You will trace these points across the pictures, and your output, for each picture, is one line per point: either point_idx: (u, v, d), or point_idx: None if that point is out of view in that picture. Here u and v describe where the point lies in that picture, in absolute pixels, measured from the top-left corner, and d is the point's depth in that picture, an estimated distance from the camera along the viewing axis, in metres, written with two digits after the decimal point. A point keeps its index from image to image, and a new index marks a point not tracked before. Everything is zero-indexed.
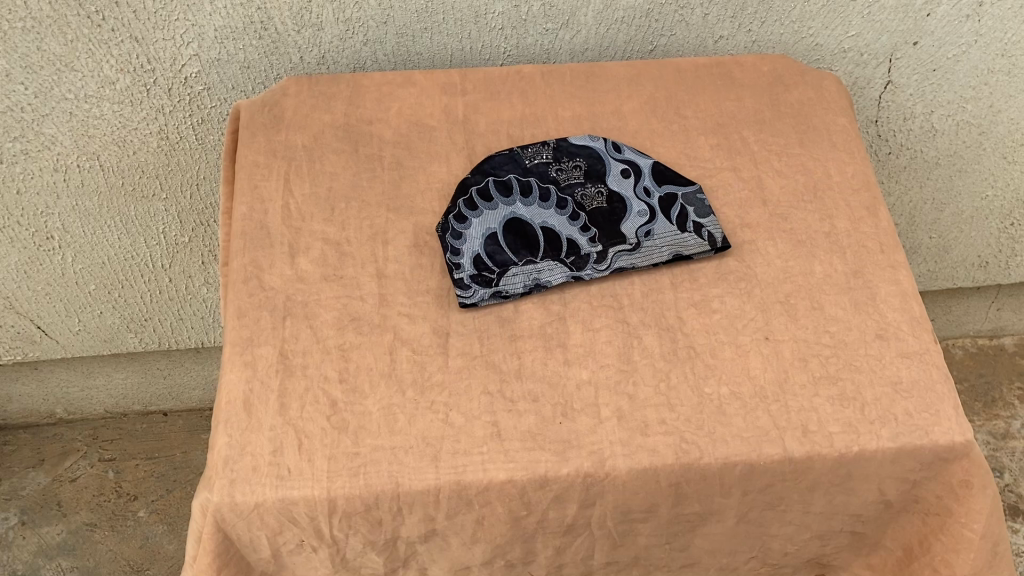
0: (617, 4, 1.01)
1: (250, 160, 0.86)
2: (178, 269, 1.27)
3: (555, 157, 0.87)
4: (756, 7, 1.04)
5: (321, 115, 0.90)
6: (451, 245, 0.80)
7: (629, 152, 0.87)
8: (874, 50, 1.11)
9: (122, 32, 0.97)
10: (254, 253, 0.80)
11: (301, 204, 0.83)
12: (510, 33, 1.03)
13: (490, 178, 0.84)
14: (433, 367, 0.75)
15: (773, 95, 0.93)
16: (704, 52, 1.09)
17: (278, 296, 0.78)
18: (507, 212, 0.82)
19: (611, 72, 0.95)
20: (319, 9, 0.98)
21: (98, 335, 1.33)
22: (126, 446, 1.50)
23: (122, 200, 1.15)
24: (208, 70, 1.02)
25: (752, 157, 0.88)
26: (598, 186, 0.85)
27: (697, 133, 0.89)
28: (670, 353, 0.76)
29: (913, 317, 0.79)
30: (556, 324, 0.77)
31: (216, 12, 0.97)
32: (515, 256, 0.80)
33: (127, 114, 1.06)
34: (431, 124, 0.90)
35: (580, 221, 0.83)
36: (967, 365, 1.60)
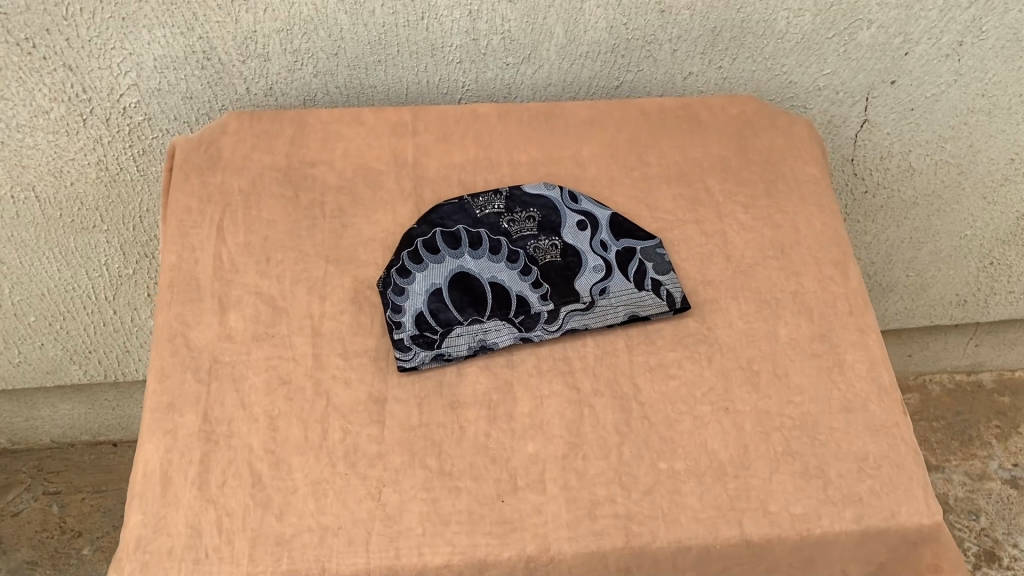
0: (581, 39, 0.97)
1: (182, 204, 0.80)
2: (123, 301, 1.21)
3: (507, 207, 0.81)
4: (727, 43, 0.99)
5: (261, 156, 0.84)
6: (392, 302, 0.75)
7: (586, 202, 0.82)
8: (851, 89, 1.06)
9: (54, 60, 0.91)
10: (181, 308, 0.75)
11: (234, 254, 0.78)
12: (469, 67, 0.98)
13: (437, 228, 0.79)
14: (367, 437, 0.69)
15: (741, 140, 0.88)
16: (673, 89, 1.04)
17: (203, 356, 0.73)
18: (454, 266, 0.77)
19: (571, 113, 0.90)
20: (265, 39, 0.92)
21: (40, 366, 1.27)
22: (73, 478, 1.43)
23: (60, 232, 1.09)
24: (148, 100, 0.97)
25: (716, 209, 0.83)
26: (552, 238, 0.80)
27: (659, 182, 0.85)
28: (623, 424, 0.71)
29: (880, 387, 0.75)
30: (502, 391, 0.72)
31: (155, 41, 0.91)
32: (460, 314, 0.75)
33: (63, 144, 1.00)
34: (378, 168, 0.84)
35: (531, 276, 0.78)
36: (944, 402, 1.55)
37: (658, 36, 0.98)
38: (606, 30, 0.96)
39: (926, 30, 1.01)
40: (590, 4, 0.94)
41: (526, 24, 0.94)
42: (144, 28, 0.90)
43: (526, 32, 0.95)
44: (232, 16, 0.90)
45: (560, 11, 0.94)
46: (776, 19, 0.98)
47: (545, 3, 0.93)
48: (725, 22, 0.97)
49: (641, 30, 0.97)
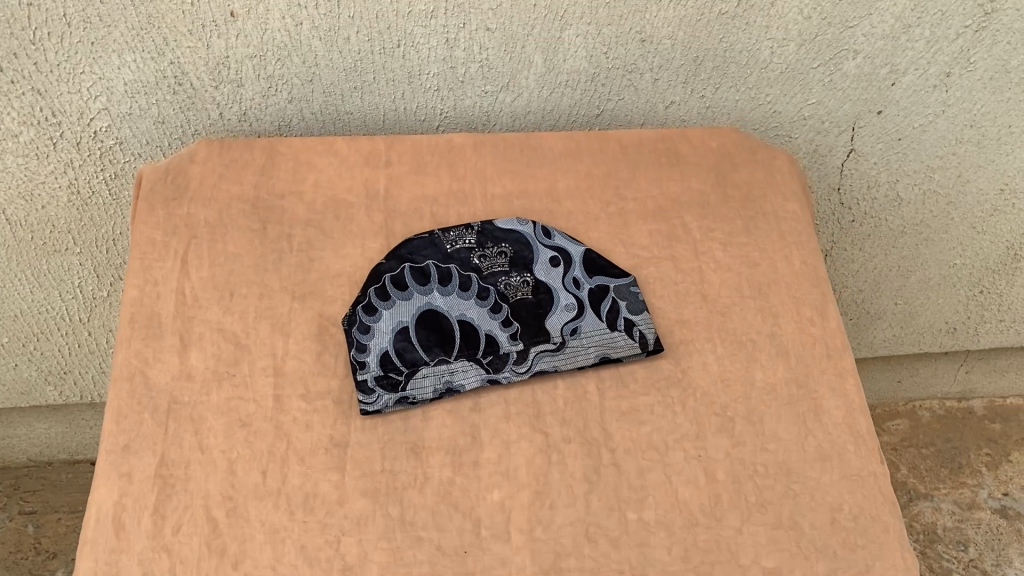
0: (561, 68, 0.95)
1: (146, 236, 0.78)
2: (97, 322, 1.19)
3: (479, 242, 0.80)
4: (709, 73, 0.98)
5: (229, 187, 0.82)
6: (357, 340, 0.73)
7: (560, 237, 0.80)
8: (837, 118, 1.05)
9: (22, 84, 0.90)
10: (140, 345, 0.73)
11: (197, 289, 0.76)
12: (446, 94, 0.96)
13: (406, 264, 0.77)
14: (328, 484, 0.67)
15: (721, 175, 0.87)
16: (655, 118, 1.02)
17: (162, 396, 0.71)
18: (422, 304, 0.75)
19: (548, 145, 0.88)
20: (238, 65, 0.91)
21: (14, 387, 1.25)
22: (49, 498, 1.41)
23: (33, 254, 1.08)
24: (119, 124, 0.95)
25: (693, 246, 0.81)
26: (523, 275, 0.78)
27: (635, 217, 0.83)
28: (591, 472, 0.69)
29: (857, 434, 0.73)
30: (468, 436, 0.70)
31: (125, 65, 0.90)
32: (427, 354, 0.73)
33: (33, 167, 0.98)
34: (349, 200, 0.83)
35: (501, 314, 0.76)
36: (934, 429, 1.53)
37: (639, 65, 0.96)
38: (586, 59, 0.95)
39: (912, 61, 0.99)
40: (569, 33, 0.92)
41: (504, 52, 0.93)
42: (114, 53, 0.88)
43: (505, 60, 0.94)
44: (203, 41, 0.88)
45: (539, 39, 0.92)
46: (760, 49, 0.96)
47: (524, 32, 0.91)
48: (708, 51, 0.95)
49: (621, 59, 0.95)
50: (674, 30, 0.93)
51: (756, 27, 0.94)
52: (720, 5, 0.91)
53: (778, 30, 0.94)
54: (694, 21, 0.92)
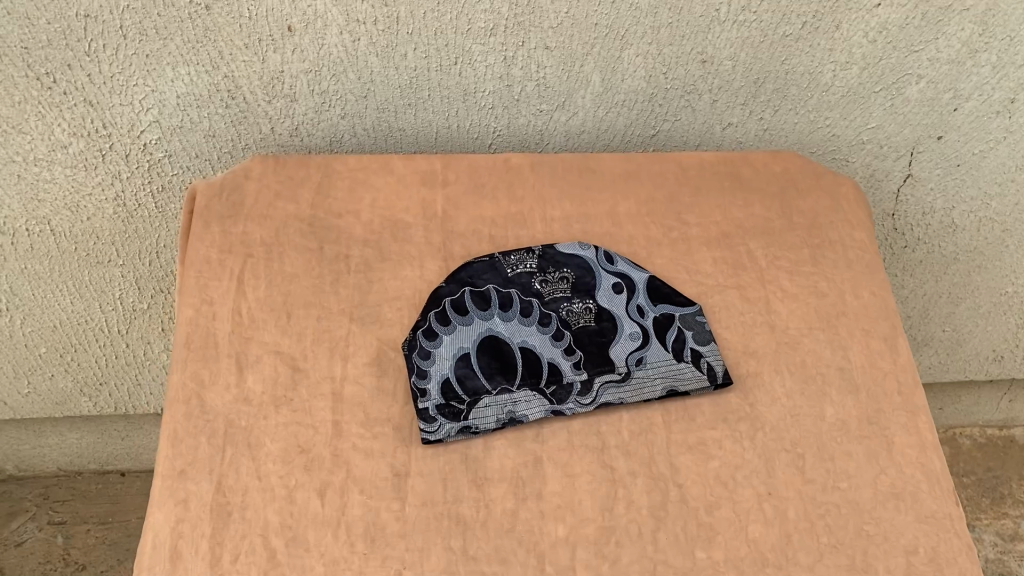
0: (619, 88, 0.93)
1: (201, 254, 0.77)
2: (136, 334, 1.18)
3: (540, 266, 0.78)
4: (769, 95, 0.96)
5: (285, 205, 0.81)
6: (418, 366, 0.71)
7: (622, 263, 0.79)
8: (896, 143, 1.02)
9: (75, 95, 0.89)
10: (197, 366, 0.71)
11: (254, 309, 0.75)
12: (501, 112, 0.95)
13: (466, 288, 0.76)
14: (388, 515, 0.65)
15: (785, 201, 0.85)
16: (711, 139, 1.00)
17: (218, 421, 0.69)
18: (483, 329, 0.74)
19: (607, 166, 0.86)
20: (292, 80, 0.90)
21: (50, 397, 1.24)
22: (78, 508, 1.39)
23: (75, 265, 1.06)
24: (169, 137, 0.94)
25: (759, 274, 0.79)
26: (586, 301, 0.76)
27: (699, 244, 0.81)
28: (659, 508, 0.67)
29: (931, 473, 0.71)
30: (531, 467, 0.68)
31: (179, 78, 0.88)
32: (488, 382, 0.71)
33: (80, 179, 0.97)
34: (406, 220, 0.81)
35: (564, 342, 0.74)
36: (975, 457, 1.50)
37: (698, 86, 0.94)
38: (645, 79, 0.93)
39: (977, 86, 0.97)
40: (629, 52, 0.90)
41: (562, 71, 0.91)
42: (168, 66, 0.87)
43: (562, 79, 0.92)
44: (259, 56, 0.87)
45: (598, 59, 0.90)
46: (822, 71, 0.94)
47: (583, 51, 0.90)
48: (769, 73, 0.93)
49: (681, 79, 0.93)
50: (736, 51, 0.91)
51: (820, 50, 0.92)
52: (785, 27, 0.89)
53: (842, 53, 0.92)
54: (757, 42, 0.90)
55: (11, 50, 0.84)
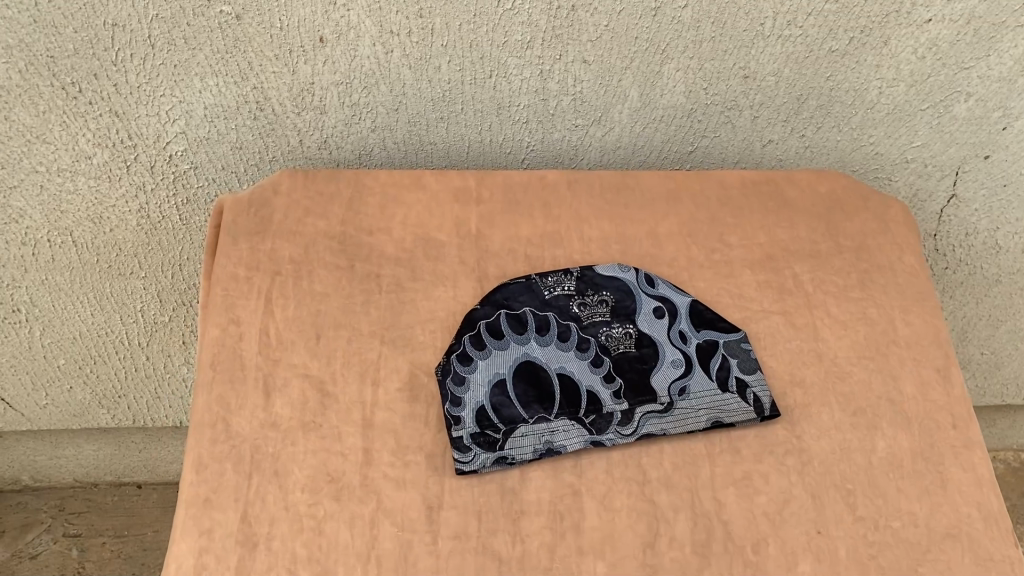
0: (657, 103, 0.91)
1: (229, 271, 0.75)
2: (156, 347, 1.16)
3: (579, 289, 0.76)
4: (812, 111, 0.93)
5: (315, 222, 0.79)
6: (452, 393, 0.69)
7: (663, 286, 0.76)
8: (941, 162, 0.99)
9: (100, 105, 0.87)
10: (223, 389, 0.69)
11: (282, 329, 0.72)
12: (535, 127, 0.93)
13: (502, 310, 0.73)
14: (419, 548, 0.62)
15: (832, 224, 0.82)
16: (750, 157, 0.98)
17: (245, 446, 0.66)
18: (520, 354, 0.71)
19: (646, 185, 0.85)
20: (323, 92, 0.88)
21: (68, 409, 1.22)
22: (93, 521, 1.37)
23: (97, 277, 1.05)
24: (196, 148, 0.92)
25: (806, 299, 0.77)
26: (626, 326, 0.74)
27: (742, 266, 0.79)
28: (703, 545, 0.63)
29: (990, 512, 0.67)
30: (569, 499, 0.65)
31: (207, 89, 0.86)
32: (525, 411, 0.68)
33: (104, 190, 0.95)
34: (439, 238, 0.79)
35: (603, 369, 0.71)
36: (1010, 484, 1.45)
37: (739, 102, 0.91)
38: (684, 95, 0.90)
39: None
40: (669, 67, 0.88)
41: (599, 86, 0.89)
42: (196, 77, 0.85)
43: (599, 94, 0.90)
44: (290, 67, 0.85)
45: (637, 73, 0.88)
46: (868, 88, 0.91)
47: (622, 65, 0.87)
48: (813, 90, 0.91)
49: (721, 95, 0.91)
50: (779, 67, 0.88)
51: (867, 66, 0.89)
52: (831, 42, 0.86)
53: (889, 69, 0.89)
54: (801, 58, 0.88)
55: (37, 59, 0.82)
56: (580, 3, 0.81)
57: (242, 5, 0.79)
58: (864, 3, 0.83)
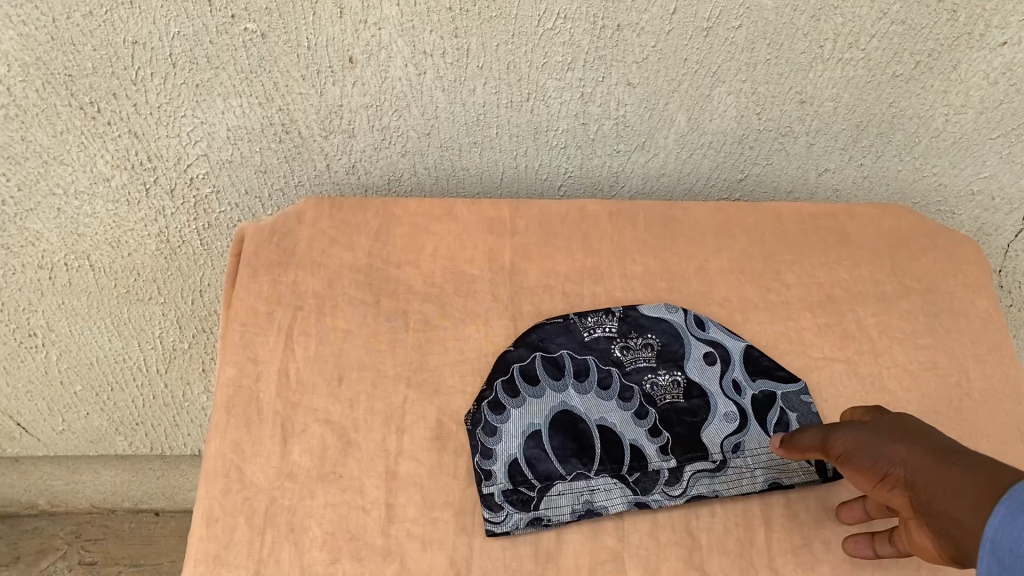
0: (706, 128, 0.86)
1: (248, 305, 0.71)
2: (175, 374, 1.12)
3: (622, 330, 0.70)
4: (873, 139, 0.87)
5: (341, 252, 0.75)
6: (482, 444, 0.63)
7: (715, 330, 0.71)
8: (1010, 194, 0.91)
9: (120, 126, 0.83)
10: (238, 434, 0.64)
11: (303, 370, 0.68)
12: (575, 152, 0.88)
13: (538, 353, 0.68)
14: None
15: (897, 262, 0.78)
16: (805, 185, 0.92)
17: (259, 498, 0.61)
18: (557, 402, 0.65)
19: (693, 218, 0.79)
20: (351, 115, 0.83)
21: (84, 436, 1.18)
22: (109, 548, 1.33)
23: (115, 302, 1.01)
24: (218, 172, 0.88)
25: (869, 345, 0.71)
26: (674, 373, 0.68)
27: (800, 308, 0.73)
28: None
29: None
30: (612, 567, 0.58)
31: (230, 110, 0.82)
32: (562, 466, 0.62)
33: (123, 214, 0.91)
34: (472, 273, 0.74)
35: (649, 421, 0.66)
36: None
37: (794, 128, 0.86)
38: (735, 120, 0.85)
39: None
40: (719, 91, 0.82)
41: (643, 110, 0.84)
42: (219, 97, 0.81)
43: (643, 118, 0.85)
44: (317, 88, 0.81)
45: (685, 97, 0.83)
46: (933, 116, 0.85)
47: (669, 88, 0.82)
48: (874, 117, 0.85)
49: (776, 121, 0.85)
50: (839, 92, 0.82)
51: (933, 92, 0.83)
52: (895, 66, 0.80)
53: (957, 96, 0.83)
54: (863, 82, 0.82)
55: (54, 77, 0.78)
56: (626, 22, 0.76)
57: (268, 23, 0.75)
58: (934, 25, 0.77)
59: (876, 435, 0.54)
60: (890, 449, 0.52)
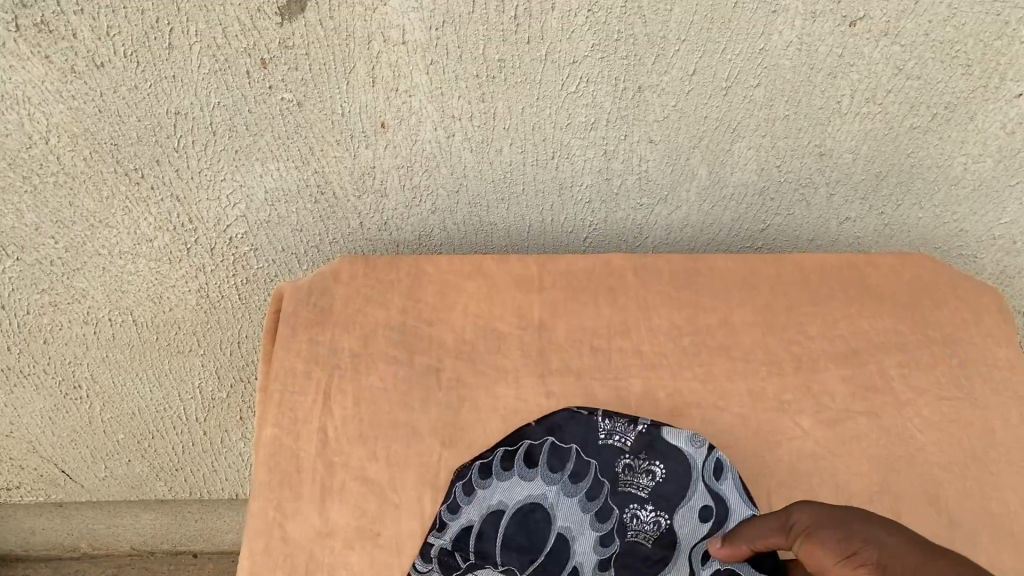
0: (727, 180, 0.88)
1: (286, 364, 0.74)
2: (214, 422, 1.15)
3: (636, 448, 0.67)
4: (892, 188, 0.89)
5: (375, 310, 0.78)
6: (454, 498, 0.65)
7: (730, 485, 0.65)
8: None
9: (162, 190, 0.86)
10: (278, 492, 0.66)
11: (340, 428, 0.70)
12: (599, 206, 0.91)
13: (550, 439, 0.68)
14: None
15: (919, 313, 0.79)
16: (826, 234, 0.94)
17: (299, 555, 0.63)
18: (536, 493, 0.65)
19: (717, 271, 0.81)
20: (384, 176, 0.87)
21: (126, 482, 1.23)
22: None
23: (156, 355, 1.05)
24: (256, 231, 0.92)
25: (893, 396, 0.73)
26: (660, 513, 0.64)
27: (825, 360, 0.75)
28: None
29: None
30: None
31: (268, 174, 0.86)
32: (500, 554, 0.62)
33: (165, 272, 0.95)
34: (502, 329, 0.77)
35: (606, 550, 0.63)
36: None
37: (814, 180, 0.88)
38: (755, 173, 0.87)
39: None
40: (739, 146, 0.84)
41: (665, 165, 0.86)
42: (257, 161, 0.84)
43: (666, 173, 0.87)
44: (350, 152, 0.84)
45: (706, 152, 0.85)
46: (952, 165, 0.86)
47: (690, 144, 0.84)
48: (893, 167, 0.87)
49: (796, 173, 0.87)
50: (857, 144, 0.84)
51: (951, 143, 0.84)
52: (913, 118, 0.82)
53: (976, 146, 0.84)
54: (881, 135, 0.84)
55: (101, 147, 0.82)
56: (647, 84, 0.78)
57: (304, 92, 0.79)
58: (949, 79, 0.78)
59: (839, 513, 0.52)
60: (857, 527, 0.50)
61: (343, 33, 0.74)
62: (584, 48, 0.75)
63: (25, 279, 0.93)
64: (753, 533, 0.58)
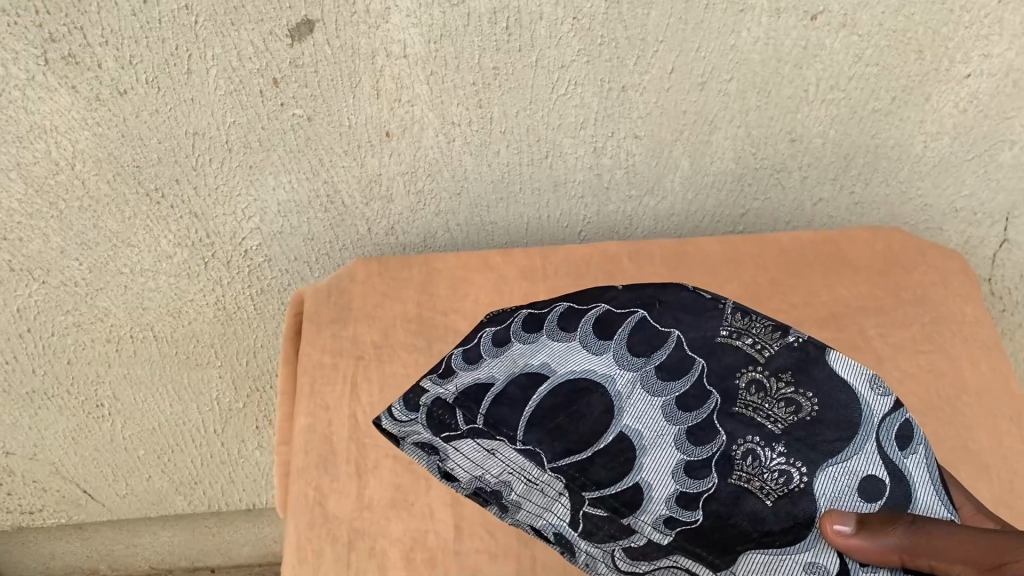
0: (708, 169, 0.95)
1: (313, 360, 0.79)
2: (231, 433, 1.20)
3: (773, 371, 0.64)
4: (860, 169, 0.96)
5: (392, 306, 0.84)
6: (485, 354, 0.66)
7: (913, 460, 0.58)
8: (990, 210, 0.99)
9: (181, 209, 0.92)
10: (317, 473, 0.72)
11: (368, 413, 0.76)
12: (591, 201, 0.97)
13: (641, 310, 0.68)
14: None
15: (892, 278, 0.86)
16: (801, 215, 1.02)
17: (342, 527, 0.69)
18: (605, 374, 0.63)
19: (706, 252, 0.88)
20: (389, 182, 0.93)
21: (146, 497, 1.28)
22: None
23: (175, 368, 1.09)
24: (270, 242, 0.98)
25: (874, 353, 0.80)
26: (791, 461, 0.58)
27: (811, 325, 0.82)
28: None
29: None
30: None
31: (281, 186, 0.92)
32: (522, 432, 0.60)
33: (183, 286, 1.00)
34: None
35: (682, 478, 0.58)
36: None
37: (787, 165, 0.95)
38: (734, 161, 0.94)
39: None
40: (718, 136, 0.91)
41: (650, 158, 0.93)
42: (271, 175, 0.90)
43: (651, 166, 0.94)
44: (358, 161, 0.90)
45: (687, 145, 0.92)
46: (912, 143, 0.93)
47: (673, 137, 0.91)
48: (860, 148, 0.94)
49: (770, 159, 0.94)
50: (825, 129, 0.92)
51: (911, 123, 0.91)
52: (874, 102, 0.89)
53: (932, 125, 0.91)
54: (846, 119, 0.91)
55: (124, 170, 0.87)
56: (630, 83, 0.85)
57: (313, 107, 0.84)
58: (904, 65, 0.86)
59: None
60: None
61: (349, 50, 0.80)
62: (571, 53, 0.82)
63: (50, 301, 0.98)
64: (929, 551, 0.51)
